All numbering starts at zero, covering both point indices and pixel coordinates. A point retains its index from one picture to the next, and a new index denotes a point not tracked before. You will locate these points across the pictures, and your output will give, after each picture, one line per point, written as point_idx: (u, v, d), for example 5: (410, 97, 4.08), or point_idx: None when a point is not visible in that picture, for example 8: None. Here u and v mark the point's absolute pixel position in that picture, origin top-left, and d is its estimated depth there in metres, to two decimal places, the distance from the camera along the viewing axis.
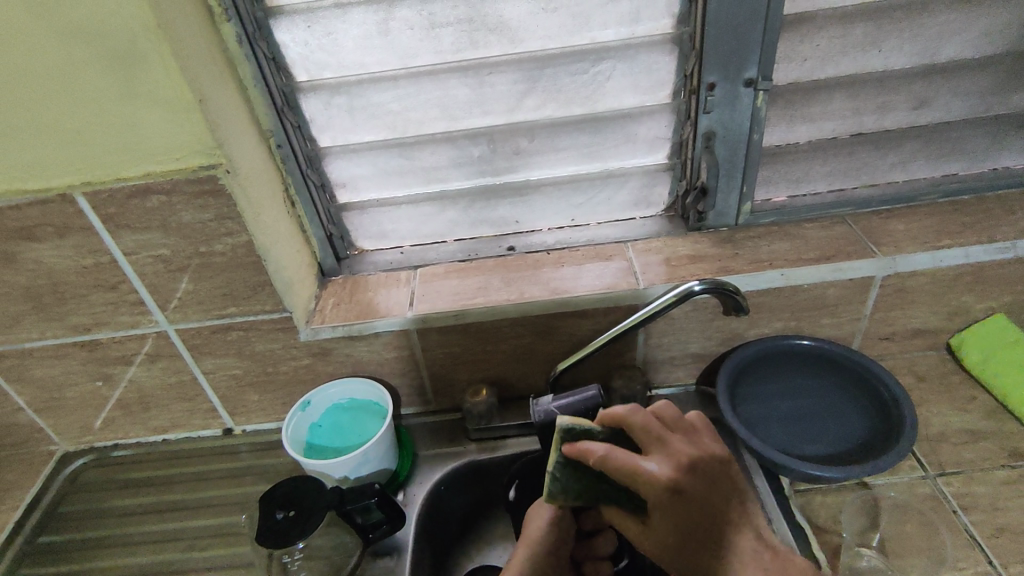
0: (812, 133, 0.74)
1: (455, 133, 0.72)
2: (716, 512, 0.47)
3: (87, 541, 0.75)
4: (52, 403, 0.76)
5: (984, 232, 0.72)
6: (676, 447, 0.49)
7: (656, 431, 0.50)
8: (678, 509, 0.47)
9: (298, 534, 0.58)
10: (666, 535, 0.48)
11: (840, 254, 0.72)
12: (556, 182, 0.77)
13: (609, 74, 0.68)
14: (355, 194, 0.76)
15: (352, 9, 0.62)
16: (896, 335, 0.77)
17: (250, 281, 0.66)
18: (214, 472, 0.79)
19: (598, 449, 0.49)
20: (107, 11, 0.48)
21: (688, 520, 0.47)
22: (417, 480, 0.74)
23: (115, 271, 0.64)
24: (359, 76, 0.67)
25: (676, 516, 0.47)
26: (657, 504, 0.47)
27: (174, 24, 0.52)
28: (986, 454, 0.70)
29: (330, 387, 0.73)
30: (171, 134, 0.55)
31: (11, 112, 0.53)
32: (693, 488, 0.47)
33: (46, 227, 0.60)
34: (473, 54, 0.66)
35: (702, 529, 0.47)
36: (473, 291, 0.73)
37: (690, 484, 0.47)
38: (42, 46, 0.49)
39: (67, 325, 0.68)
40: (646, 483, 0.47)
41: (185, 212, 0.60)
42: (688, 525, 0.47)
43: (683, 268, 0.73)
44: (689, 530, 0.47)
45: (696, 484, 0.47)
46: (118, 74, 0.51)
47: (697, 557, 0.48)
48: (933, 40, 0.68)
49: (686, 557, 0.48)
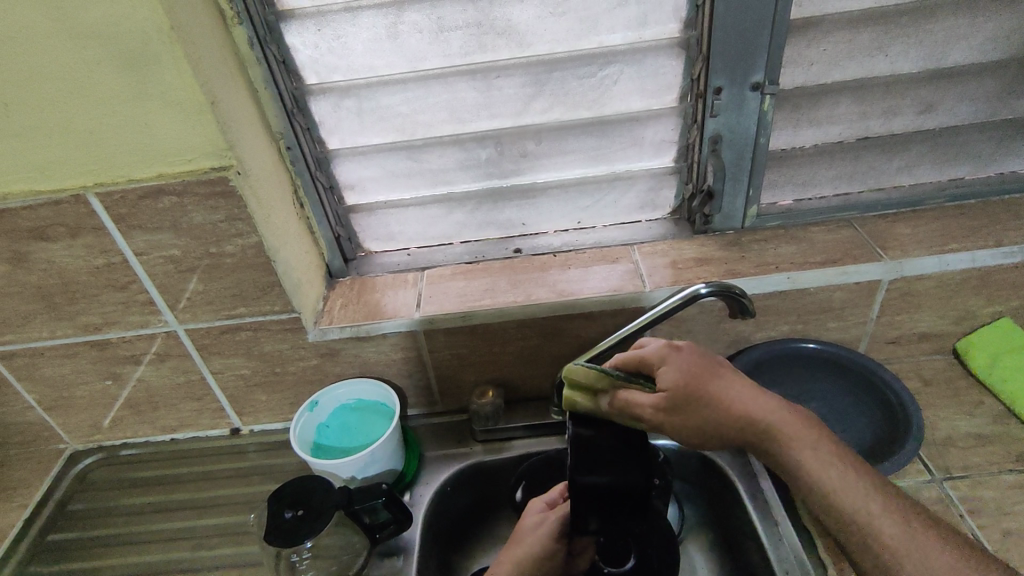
0: (818, 137, 0.74)
1: (463, 136, 0.72)
2: (708, 363, 0.56)
3: (95, 539, 0.75)
4: (61, 402, 0.77)
5: (991, 236, 0.72)
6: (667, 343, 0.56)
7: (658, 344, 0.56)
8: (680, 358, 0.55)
9: (308, 534, 0.58)
10: (677, 377, 0.53)
11: (846, 257, 0.72)
12: (563, 185, 0.77)
13: (617, 77, 0.69)
14: (364, 196, 0.77)
15: (362, 12, 0.63)
16: (902, 339, 0.78)
17: (259, 281, 0.66)
18: (222, 471, 0.80)
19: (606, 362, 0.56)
20: (123, 14, 0.49)
21: (697, 368, 0.54)
22: (423, 482, 0.74)
23: (125, 271, 0.64)
24: (369, 79, 0.67)
25: (681, 366, 0.54)
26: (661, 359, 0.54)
27: (187, 27, 0.52)
28: (993, 458, 0.69)
29: (338, 388, 0.73)
30: (184, 136, 0.56)
31: (26, 113, 0.53)
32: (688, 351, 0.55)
33: (59, 227, 0.61)
34: (481, 57, 0.67)
35: (709, 378, 0.54)
36: (480, 293, 0.74)
37: (684, 350, 0.55)
38: (58, 49, 0.50)
39: (78, 324, 0.69)
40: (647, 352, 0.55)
41: (196, 213, 0.61)
42: (697, 374, 0.54)
43: (689, 271, 0.73)
44: (698, 377, 0.53)
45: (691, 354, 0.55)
46: (132, 76, 0.52)
47: (710, 400, 0.53)
48: (940, 44, 0.68)
49: (701, 401, 0.53)
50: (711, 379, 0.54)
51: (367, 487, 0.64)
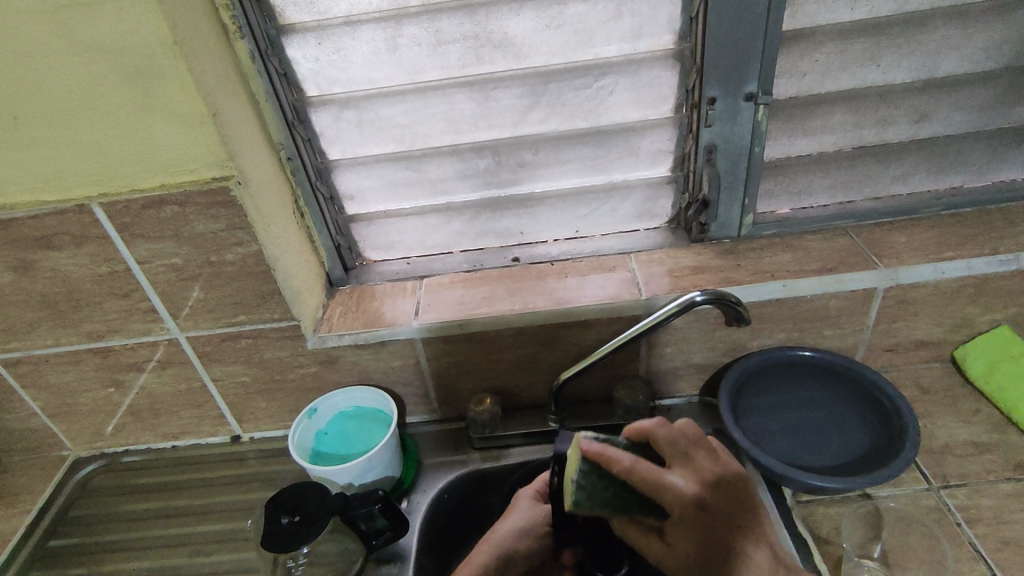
0: (813, 146, 0.75)
1: (461, 146, 0.73)
2: (740, 508, 0.51)
3: (97, 545, 0.76)
4: (65, 409, 0.78)
5: (986, 244, 0.72)
6: (700, 464, 0.51)
7: (681, 443, 0.52)
8: (697, 527, 0.49)
9: (302, 540, 0.59)
10: (690, 547, 0.49)
11: (842, 265, 0.72)
12: (560, 195, 0.78)
13: (612, 88, 0.70)
14: (364, 206, 0.78)
15: (361, 26, 0.64)
16: (900, 347, 0.77)
17: (259, 289, 0.67)
18: (222, 478, 0.80)
19: (624, 461, 0.49)
20: (128, 30, 0.50)
21: (711, 527, 0.49)
22: (421, 489, 0.75)
23: (128, 279, 0.66)
24: (368, 91, 0.68)
25: (702, 533, 0.49)
26: (682, 519, 0.49)
27: (190, 42, 0.54)
28: (992, 467, 0.69)
29: (334, 396, 0.74)
30: (186, 147, 0.57)
31: (34, 126, 0.55)
32: (717, 517, 0.49)
33: (64, 236, 0.62)
34: (478, 69, 0.68)
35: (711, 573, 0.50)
36: (478, 301, 0.74)
37: (714, 498, 0.49)
38: (65, 65, 0.52)
39: (82, 332, 0.70)
40: (676, 494, 0.49)
41: (198, 222, 0.62)
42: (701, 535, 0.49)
43: (685, 279, 0.74)
44: (710, 548, 0.49)
45: (719, 499, 0.50)
46: (137, 90, 0.53)
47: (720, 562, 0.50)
48: (932, 55, 0.69)
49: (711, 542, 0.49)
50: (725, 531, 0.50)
51: (363, 494, 0.65)
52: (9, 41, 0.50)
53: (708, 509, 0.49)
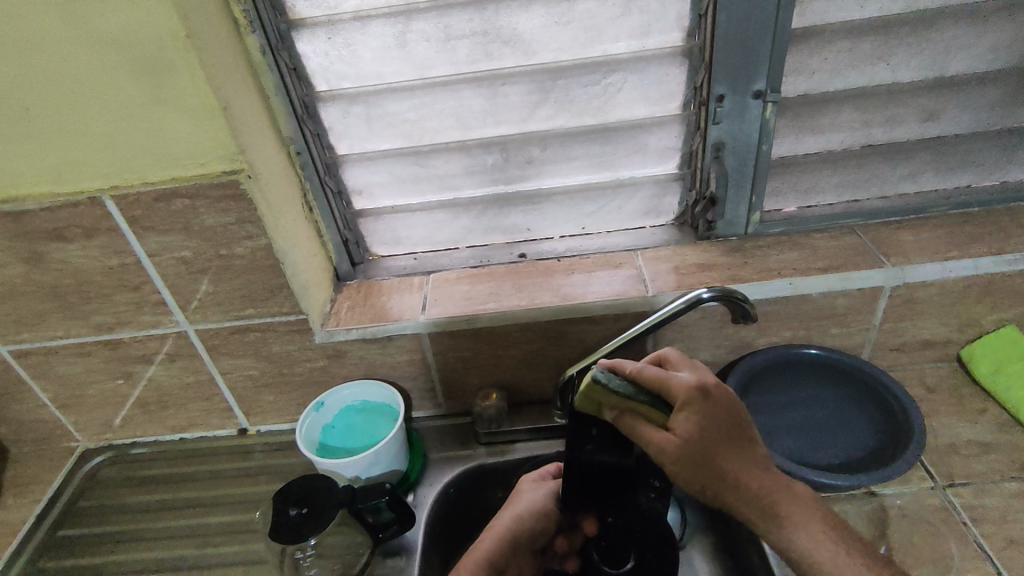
0: (821, 145, 0.75)
1: (469, 142, 0.73)
2: (740, 420, 0.51)
3: (105, 536, 0.76)
4: (74, 400, 0.78)
5: (993, 244, 0.72)
6: (702, 370, 0.53)
7: (688, 362, 0.55)
8: (710, 412, 0.49)
9: (310, 531, 0.59)
10: (693, 426, 0.49)
11: (848, 264, 0.72)
12: (567, 191, 0.78)
13: (620, 85, 0.70)
14: (371, 201, 0.78)
15: (371, 21, 0.64)
16: (906, 346, 0.78)
17: (268, 283, 0.68)
18: (229, 471, 0.81)
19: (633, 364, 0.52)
20: (141, 23, 0.50)
21: (718, 425, 0.49)
22: (427, 483, 0.75)
23: (138, 272, 0.66)
24: (377, 86, 0.69)
25: (705, 413, 0.49)
26: (689, 402, 0.49)
27: (202, 35, 0.54)
28: (997, 466, 0.69)
29: (344, 389, 0.75)
30: (197, 140, 0.57)
31: (47, 118, 0.55)
32: (723, 400, 0.50)
33: (75, 228, 0.63)
34: (487, 65, 0.68)
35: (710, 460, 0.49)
36: (485, 296, 0.75)
37: (714, 389, 0.51)
38: (78, 57, 0.52)
39: (92, 324, 0.70)
40: (681, 383, 0.50)
41: (208, 216, 0.62)
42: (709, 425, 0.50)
43: (692, 276, 0.74)
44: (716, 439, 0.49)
45: (722, 395, 0.51)
46: (149, 83, 0.54)
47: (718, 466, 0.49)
48: (941, 53, 0.69)
49: (714, 436, 0.49)
50: (729, 419, 0.50)
51: (369, 487, 0.65)
52: (23, 34, 0.51)
53: (711, 393, 0.50)
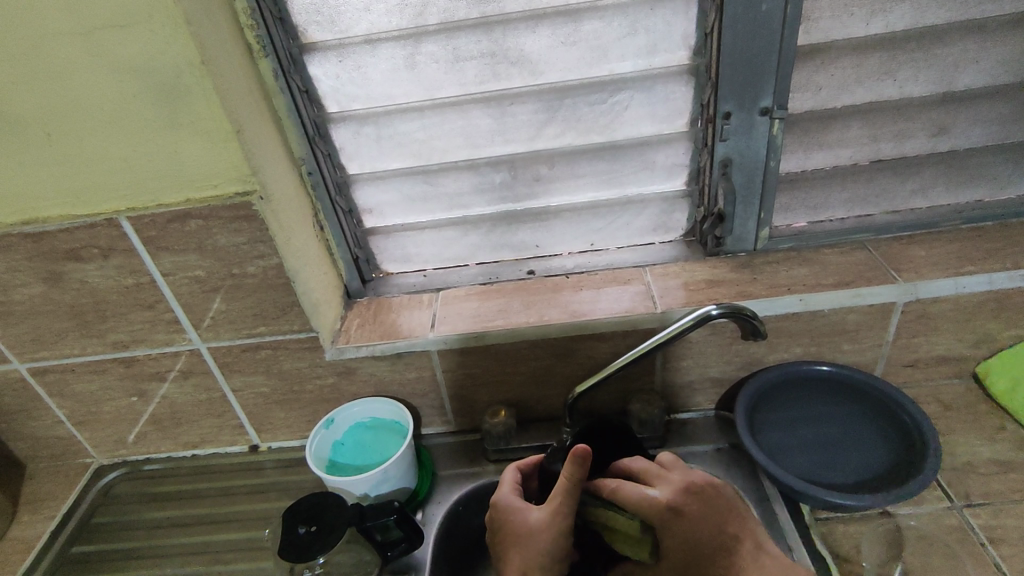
0: (830, 160, 0.75)
1: (478, 161, 0.74)
2: (716, 520, 0.57)
3: (117, 552, 0.77)
4: (89, 417, 0.80)
5: (1007, 258, 0.72)
6: (670, 477, 0.59)
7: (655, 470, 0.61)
8: (682, 528, 0.56)
9: (320, 547, 0.59)
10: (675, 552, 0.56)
11: (860, 280, 0.71)
12: (576, 208, 0.79)
13: (627, 103, 0.70)
14: (381, 219, 0.79)
15: (381, 44, 0.66)
16: (920, 362, 0.76)
17: (279, 301, 0.68)
18: (240, 487, 0.81)
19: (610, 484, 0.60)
20: (158, 51, 0.52)
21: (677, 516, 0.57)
22: (435, 500, 0.75)
23: (153, 291, 0.67)
24: (387, 107, 0.70)
25: (682, 534, 0.56)
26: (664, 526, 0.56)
27: (217, 61, 0.55)
28: (1015, 486, 0.68)
29: (353, 406, 0.75)
30: (212, 163, 0.59)
31: (68, 143, 0.57)
32: (694, 513, 0.56)
33: (92, 249, 0.64)
34: (495, 85, 0.69)
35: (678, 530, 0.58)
36: (493, 313, 0.75)
37: (684, 502, 0.57)
38: (99, 85, 0.54)
39: (108, 342, 0.72)
40: (650, 504, 0.57)
41: (221, 236, 0.63)
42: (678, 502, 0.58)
43: (701, 292, 0.74)
44: (695, 548, 0.55)
45: (692, 505, 0.57)
46: (166, 108, 0.55)
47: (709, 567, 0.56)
48: (950, 69, 0.68)
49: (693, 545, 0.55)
50: (701, 535, 0.55)
51: (378, 505, 0.65)
52: (45, 62, 0.52)
53: (682, 510, 0.56)
